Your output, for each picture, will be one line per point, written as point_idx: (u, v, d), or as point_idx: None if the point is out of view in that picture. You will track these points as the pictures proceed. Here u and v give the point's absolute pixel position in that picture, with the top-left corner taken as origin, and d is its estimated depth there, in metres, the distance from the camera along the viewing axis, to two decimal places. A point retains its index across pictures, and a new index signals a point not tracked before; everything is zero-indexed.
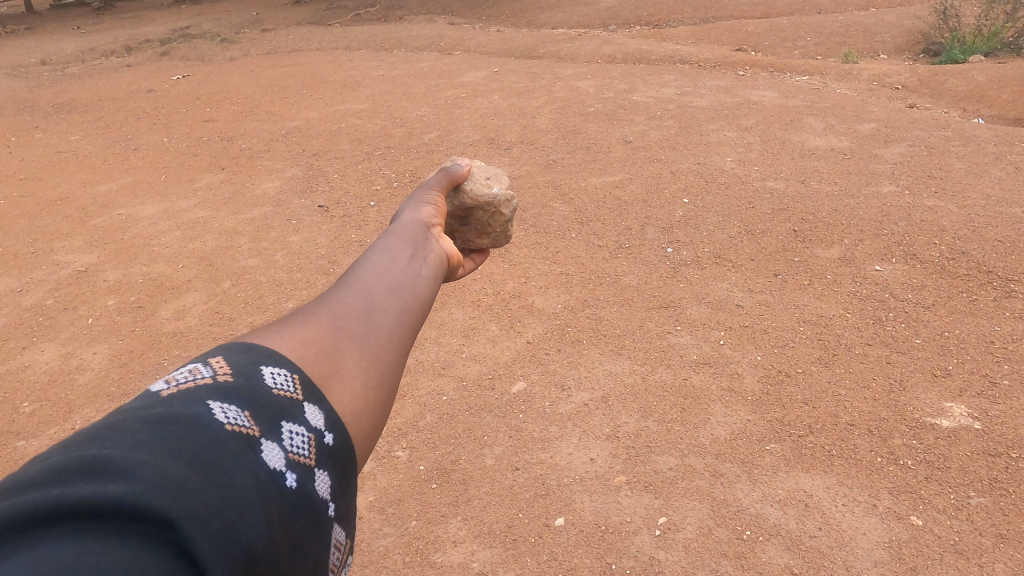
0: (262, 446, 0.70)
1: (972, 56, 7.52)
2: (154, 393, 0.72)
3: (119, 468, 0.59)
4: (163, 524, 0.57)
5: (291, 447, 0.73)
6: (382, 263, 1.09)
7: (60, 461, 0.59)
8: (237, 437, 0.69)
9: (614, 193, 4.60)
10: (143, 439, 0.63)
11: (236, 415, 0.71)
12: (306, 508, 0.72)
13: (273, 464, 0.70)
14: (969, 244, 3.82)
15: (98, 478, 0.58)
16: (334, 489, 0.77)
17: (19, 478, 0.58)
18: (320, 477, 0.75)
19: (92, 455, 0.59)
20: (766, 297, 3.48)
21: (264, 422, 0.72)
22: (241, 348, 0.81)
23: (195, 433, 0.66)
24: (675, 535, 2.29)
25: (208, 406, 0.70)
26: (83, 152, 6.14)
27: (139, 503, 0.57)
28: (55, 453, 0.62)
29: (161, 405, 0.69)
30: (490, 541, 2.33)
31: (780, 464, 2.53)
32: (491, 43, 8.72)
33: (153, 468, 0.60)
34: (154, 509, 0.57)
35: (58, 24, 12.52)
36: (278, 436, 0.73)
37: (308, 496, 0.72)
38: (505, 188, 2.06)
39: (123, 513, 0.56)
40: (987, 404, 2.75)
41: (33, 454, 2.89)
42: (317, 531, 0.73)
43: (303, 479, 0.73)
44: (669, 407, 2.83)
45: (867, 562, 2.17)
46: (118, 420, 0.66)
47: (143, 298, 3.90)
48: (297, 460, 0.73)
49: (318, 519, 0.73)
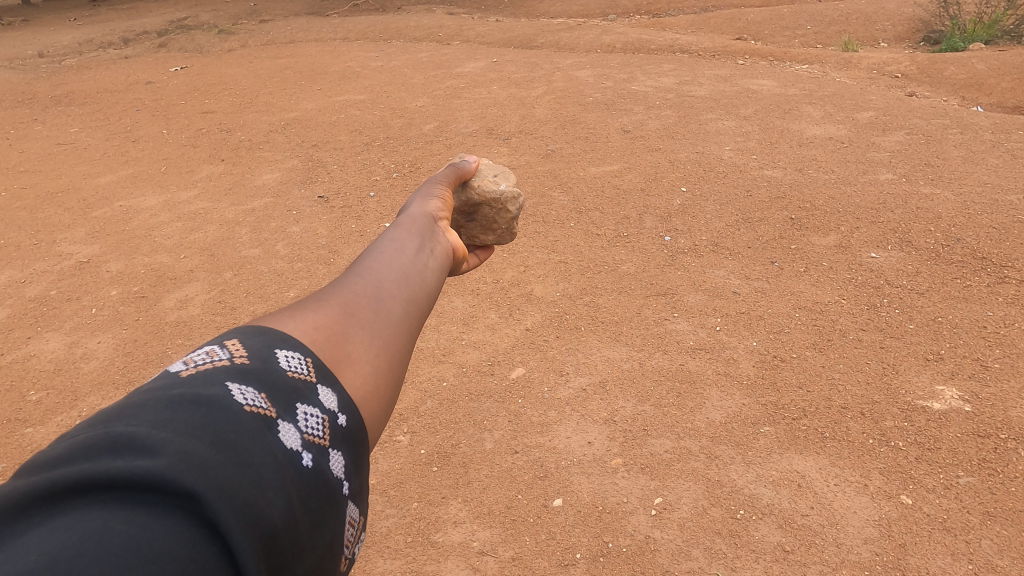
0: (279, 427, 0.73)
1: (972, 44, 7.48)
2: (173, 373, 0.75)
3: (143, 445, 0.61)
4: (189, 497, 0.60)
5: (306, 428, 0.76)
6: (389, 253, 1.12)
7: (88, 438, 0.61)
8: (255, 417, 0.71)
9: (612, 181, 4.63)
10: (165, 417, 0.65)
11: (253, 397, 0.73)
12: (321, 487, 0.74)
13: (289, 444, 0.72)
14: (964, 231, 3.86)
15: (125, 453, 0.60)
16: (347, 469, 0.80)
17: (48, 456, 0.60)
18: (334, 457, 0.78)
19: (119, 433, 0.61)
20: (763, 284, 3.52)
21: (279, 404, 0.75)
22: (257, 331, 0.84)
23: (215, 414, 0.68)
24: (670, 515, 2.34)
25: (226, 387, 0.72)
26: (83, 143, 6.17)
27: (166, 476, 0.59)
28: (81, 431, 0.64)
29: (180, 385, 0.71)
30: (490, 521, 2.39)
31: (774, 447, 2.58)
32: (490, 34, 8.73)
33: (177, 445, 0.62)
34: (181, 482, 0.59)
35: (55, 15, 12.51)
36: (293, 417, 0.75)
37: (323, 475, 0.75)
38: (512, 185, 2.08)
39: (149, 485, 0.58)
40: (977, 387, 2.80)
41: (42, 440, 2.95)
42: (333, 508, 0.76)
43: (318, 459, 0.75)
44: (665, 391, 2.87)
45: (856, 539, 2.23)
46: (141, 399, 0.68)
47: (145, 288, 3.95)
48: (312, 441, 0.76)
49: (333, 497, 0.76)
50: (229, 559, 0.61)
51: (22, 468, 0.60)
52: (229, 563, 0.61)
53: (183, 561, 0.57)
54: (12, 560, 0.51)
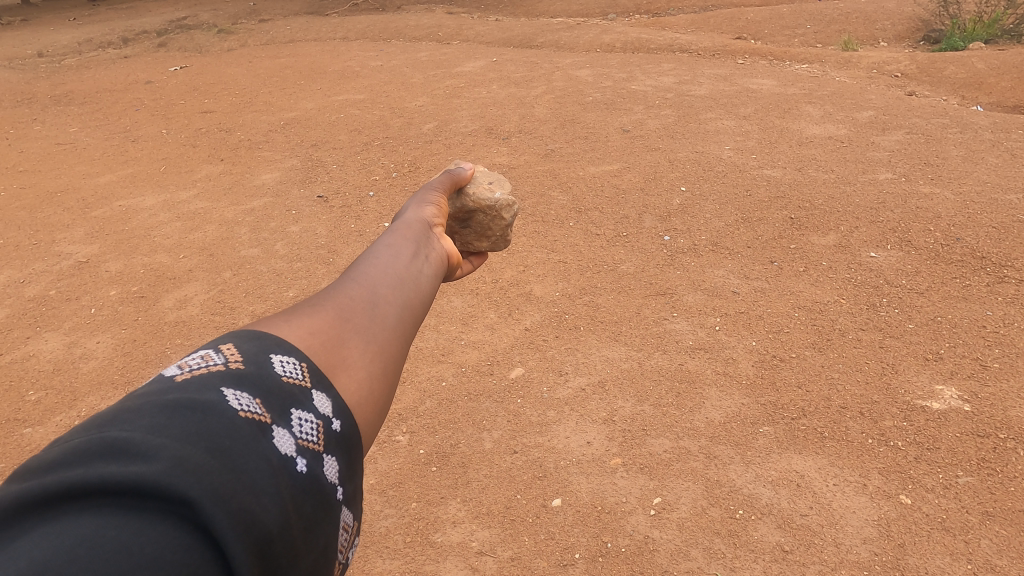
0: (273, 433, 0.72)
1: (972, 43, 7.47)
2: (168, 377, 0.75)
3: (138, 450, 0.60)
4: (183, 503, 0.59)
5: (300, 433, 0.76)
6: (384, 259, 1.12)
7: (81, 443, 0.61)
8: (249, 423, 0.71)
9: (612, 181, 4.62)
10: (159, 423, 0.65)
11: (248, 402, 0.73)
12: (315, 492, 0.74)
13: (284, 450, 0.72)
14: (963, 230, 3.86)
15: (119, 458, 0.59)
16: (342, 474, 0.80)
17: (41, 461, 0.60)
18: (329, 462, 0.78)
19: (113, 438, 0.61)
20: (762, 284, 3.52)
21: (274, 410, 0.74)
22: (252, 335, 0.84)
23: (210, 420, 0.68)
24: (669, 515, 2.34)
25: (222, 392, 0.72)
26: (82, 143, 6.16)
27: (161, 482, 0.58)
28: (74, 436, 0.63)
29: (175, 390, 0.71)
30: (490, 521, 2.39)
31: (773, 447, 2.57)
32: (490, 33, 8.73)
33: (171, 451, 0.62)
34: (175, 489, 0.59)
35: (53, 15, 12.47)
36: (287, 423, 0.75)
37: (317, 481, 0.75)
38: (507, 193, 2.08)
39: (142, 491, 0.58)
40: (976, 387, 2.80)
41: (41, 440, 2.94)
42: (326, 514, 0.76)
43: (313, 464, 0.75)
44: (664, 391, 2.87)
45: (855, 539, 2.23)
46: (135, 404, 0.68)
47: (145, 288, 3.95)
48: (306, 446, 0.76)
49: (328, 503, 0.76)
50: (222, 563, 0.60)
51: (15, 473, 0.60)
52: (222, 567, 0.60)
53: (175, 566, 0.57)
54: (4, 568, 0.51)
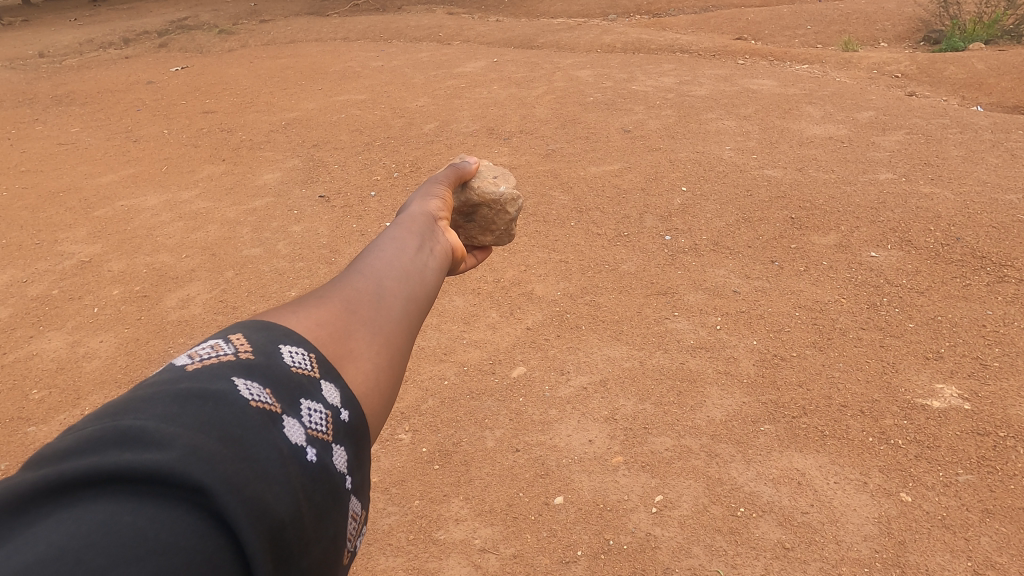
0: (283, 422, 0.74)
1: (972, 44, 7.48)
2: (178, 367, 0.76)
3: (153, 438, 0.62)
4: (194, 490, 0.60)
5: (310, 423, 0.77)
6: (390, 252, 1.13)
7: (96, 431, 0.62)
8: (260, 412, 0.72)
9: (613, 181, 4.64)
10: (172, 412, 0.66)
11: (258, 392, 0.74)
12: (324, 481, 0.75)
13: (294, 439, 0.73)
14: (963, 230, 3.87)
15: (134, 446, 0.61)
16: (350, 464, 0.81)
17: (54, 449, 0.61)
18: (337, 452, 0.79)
19: (127, 426, 0.62)
20: (763, 284, 3.53)
21: (284, 400, 0.76)
22: (260, 326, 0.85)
23: (221, 409, 0.69)
24: (670, 513, 2.35)
25: (232, 382, 0.73)
26: (83, 143, 6.19)
27: (175, 470, 0.60)
28: (87, 424, 0.65)
29: (186, 379, 0.72)
30: (491, 519, 2.40)
31: (775, 445, 2.59)
32: (491, 33, 8.76)
33: (184, 439, 0.63)
34: (188, 476, 0.60)
35: (55, 15, 12.52)
36: (297, 413, 0.76)
37: (327, 471, 0.76)
38: (511, 188, 2.08)
39: (156, 479, 0.59)
40: (976, 386, 2.81)
41: (44, 440, 2.95)
42: (336, 503, 0.77)
43: (322, 454, 0.76)
44: (665, 389, 2.89)
45: (856, 537, 2.24)
46: (147, 394, 0.69)
47: (147, 288, 3.96)
48: (316, 436, 0.77)
49: (337, 492, 0.77)
50: (236, 552, 0.61)
51: (29, 461, 0.61)
52: (235, 556, 0.62)
53: (189, 553, 0.58)
54: (19, 552, 0.52)
